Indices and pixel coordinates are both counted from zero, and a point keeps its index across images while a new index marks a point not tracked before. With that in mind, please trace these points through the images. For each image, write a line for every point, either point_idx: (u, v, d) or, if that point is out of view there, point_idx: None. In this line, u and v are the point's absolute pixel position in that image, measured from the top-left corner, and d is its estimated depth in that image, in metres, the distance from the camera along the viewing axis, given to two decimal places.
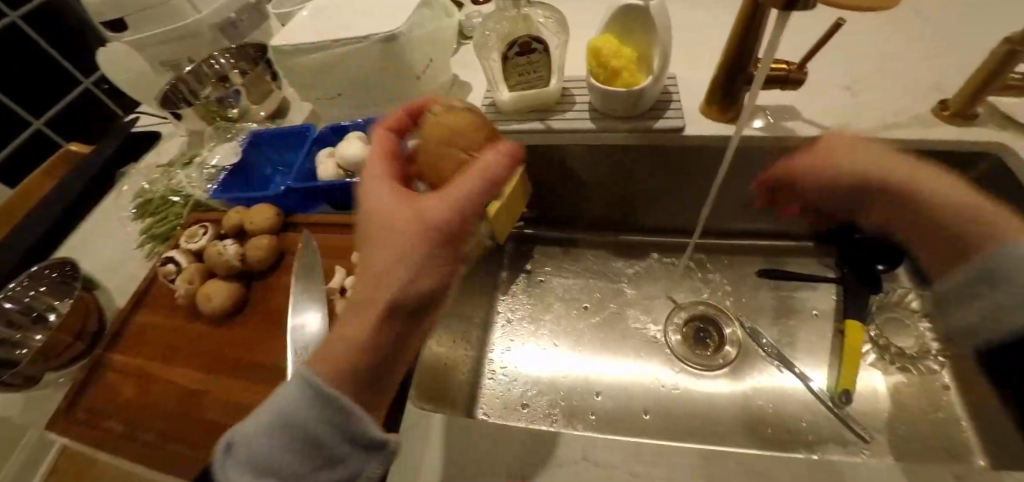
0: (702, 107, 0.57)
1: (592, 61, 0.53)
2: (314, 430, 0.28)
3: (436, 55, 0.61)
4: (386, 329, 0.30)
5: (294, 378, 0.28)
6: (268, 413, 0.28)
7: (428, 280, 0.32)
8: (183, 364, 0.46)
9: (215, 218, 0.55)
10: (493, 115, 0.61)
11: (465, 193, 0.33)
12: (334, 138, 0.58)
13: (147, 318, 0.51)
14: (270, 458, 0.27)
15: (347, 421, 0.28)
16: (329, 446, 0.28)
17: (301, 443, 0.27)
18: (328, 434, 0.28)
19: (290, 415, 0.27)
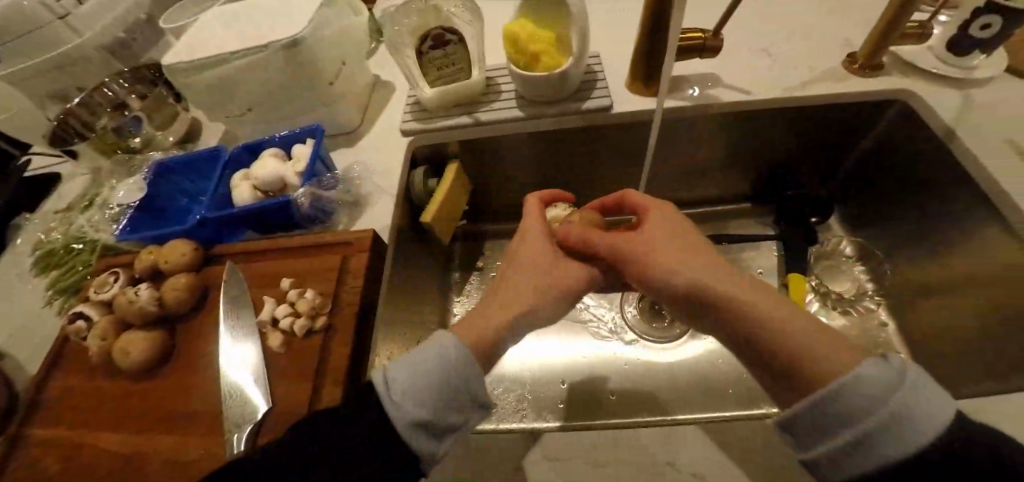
0: (628, 83, 0.57)
1: (510, 48, 0.51)
2: (454, 381, 0.32)
3: (347, 57, 0.57)
4: (502, 331, 0.35)
5: (442, 338, 0.33)
6: (422, 357, 0.32)
7: (551, 309, 0.38)
8: (107, 428, 0.42)
9: (127, 262, 0.50)
10: (418, 114, 0.58)
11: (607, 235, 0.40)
12: (250, 158, 0.54)
13: (62, 382, 0.46)
14: (419, 394, 0.31)
15: (470, 381, 0.33)
16: (456, 398, 0.32)
17: (438, 388, 0.31)
18: (457, 388, 0.32)
19: (445, 361, 0.32)
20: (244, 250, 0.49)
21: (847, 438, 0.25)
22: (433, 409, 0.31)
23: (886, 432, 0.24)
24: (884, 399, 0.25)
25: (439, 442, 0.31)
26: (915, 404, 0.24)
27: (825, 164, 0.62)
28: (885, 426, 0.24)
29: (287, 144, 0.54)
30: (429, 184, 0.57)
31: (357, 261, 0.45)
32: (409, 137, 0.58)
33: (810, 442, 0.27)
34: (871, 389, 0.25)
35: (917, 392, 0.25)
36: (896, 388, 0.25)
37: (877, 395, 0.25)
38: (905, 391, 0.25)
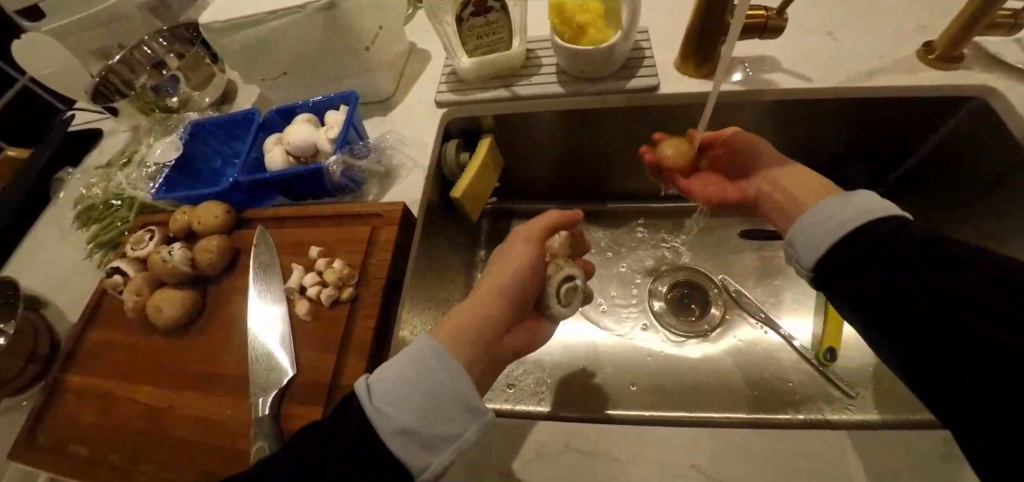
0: (677, 62, 0.53)
1: (555, 19, 0.49)
2: (440, 382, 0.31)
3: (385, 23, 0.55)
4: (464, 310, 0.37)
5: (418, 344, 0.33)
6: (405, 362, 0.32)
7: (503, 281, 0.39)
8: (142, 381, 0.43)
9: (163, 220, 0.51)
10: (454, 84, 0.56)
11: (544, 223, 0.44)
12: (283, 123, 0.53)
13: (101, 333, 0.47)
14: (396, 396, 0.30)
15: (453, 387, 0.31)
16: (442, 398, 0.31)
17: (422, 392, 0.30)
18: (440, 391, 0.31)
19: (421, 365, 0.31)
20: (274, 215, 0.49)
21: (832, 238, 0.34)
22: (416, 414, 0.30)
23: (840, 223, 0.34)
24: (851, 212, 0.34)
25: (430, 454, 0.30)
26: (869, 210, 0.33)
27: (882, 162, 0.58)
28: (852, 219, 0.33)
29: (320, 110, 0.53)
30: (460, 158, 0.56)
31: (386, 234, 0.45)
32: (444, 109, 0.56)
33: (801, 247, 0.36)
34: (842, 213, 0.34)
35: (862, 211, 0.33)
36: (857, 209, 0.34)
37: (842, 202, 0.35)
38: (860, 200, 0.34)
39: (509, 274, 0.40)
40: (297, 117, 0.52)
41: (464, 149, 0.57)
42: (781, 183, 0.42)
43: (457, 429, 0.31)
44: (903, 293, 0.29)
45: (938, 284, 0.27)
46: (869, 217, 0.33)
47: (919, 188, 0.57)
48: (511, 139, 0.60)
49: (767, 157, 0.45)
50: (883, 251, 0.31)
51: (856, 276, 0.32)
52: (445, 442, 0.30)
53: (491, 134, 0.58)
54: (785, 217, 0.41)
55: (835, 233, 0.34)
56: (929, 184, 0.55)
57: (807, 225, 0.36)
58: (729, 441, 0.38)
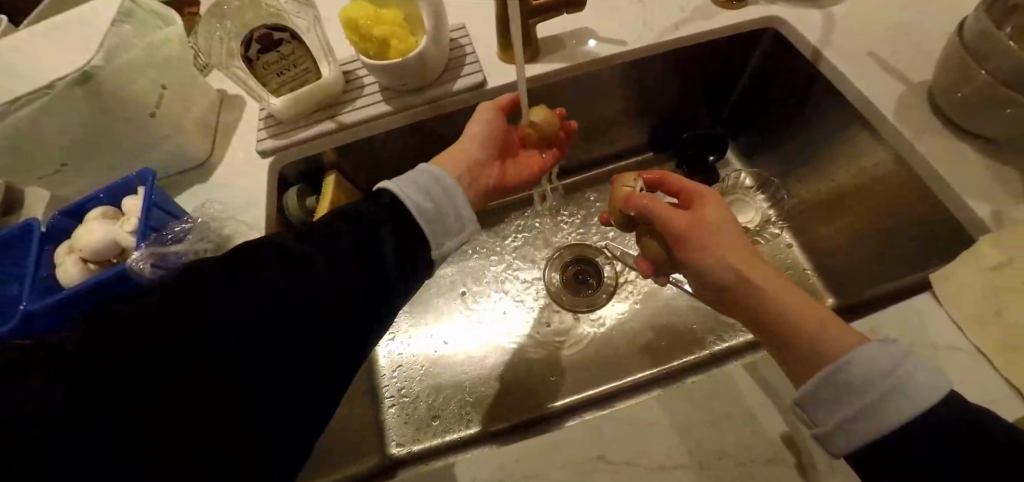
0: (498, 52, 0.52)
1: (353, 37, 0.45)
2: (446, 190, 0.39)
3: (167, 80, 0.48)
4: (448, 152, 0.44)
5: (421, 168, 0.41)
6: (416, 177, 0.40)
7: (479, 130, 0.45)
8: None
9: None
10: (275, 128, 0.51)
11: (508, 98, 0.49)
12: (74, 224, 0.45)
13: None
14: (417, 197, 0.38)
15: (455, 195, 0.40)
16: (450, 199, 0.39)
17: (435, 191, 0.39)
18: (445, 203, 0.39)
19: (428, 180, 0.39)
20: None
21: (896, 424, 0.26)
22: (433, 208, 0.39)
23: (887, 400, 0.27)
24: (902, 367, 0.27)
25: (442, 238, 0.39)
26: (918, 403, 0.26)
27: (712, 101, 0.62)
28: (897, 388, 0.27)
29: (117, 197, 0.45)
30: (306, 204, 0.52)
31: None
32: (269, 158, 0.51)
33: (823, 403, 0.29)
34: (897, 363, 0.27)
35: (914, 369, 0.27)
36: (904, 357, 0.27)
37: (898, 372, 0.27)
38: (909, 364, 0.27)
39: (480, 121, 0.45)
40: (88, 213, 0.43)
41: (311, 193, 0.54)
42: (780, 306, 0.32)
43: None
44: (921, 467, 0.26)
45: (991, 438, 0.26)
46: (925, 407, 0.26)
47: (745, 116, 0.62)
48: (358, 168, 0.56)
49: (739, 251, 0.36)
50: (920, 445, 0.26)
51: (885, 448, 0.27)
52: (451, 236, 0.39)
53: (334, 169, 0.54)
54: (806, 364, 0.30)
55: (880, 418, 0.27)
56: (754, 110, 0.60)
57: (836, 388, 0.28)
58: (640, 422, 0.38)
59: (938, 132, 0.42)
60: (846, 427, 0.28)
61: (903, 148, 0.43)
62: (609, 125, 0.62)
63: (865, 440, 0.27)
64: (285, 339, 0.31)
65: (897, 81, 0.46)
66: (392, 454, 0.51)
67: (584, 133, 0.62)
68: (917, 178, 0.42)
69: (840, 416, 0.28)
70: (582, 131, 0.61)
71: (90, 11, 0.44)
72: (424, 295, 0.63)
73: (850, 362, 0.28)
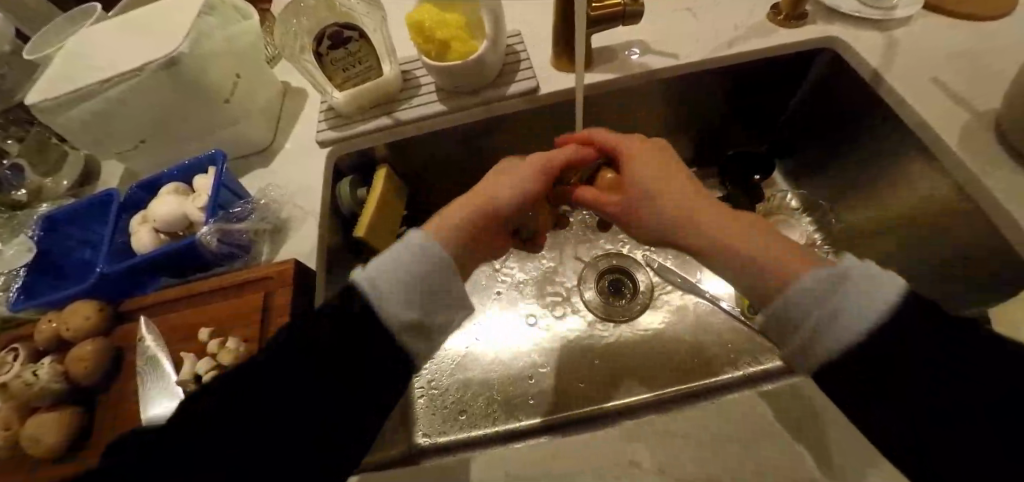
0: (553, 61, 0.53)
1: (417, 38, 0.47)
2: (444, 268, 0.32)
3: (241, 69, 0.51)
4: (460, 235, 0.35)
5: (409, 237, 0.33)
6: (404, 256, 0.31)
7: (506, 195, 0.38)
8: None
9: (28, 333, 0.44)
10: (334, 120, 0.54)
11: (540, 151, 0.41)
12: (147, 198, 0.48)
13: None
14: (409, 287, 0.31)
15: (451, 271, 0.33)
16: (446, 275, 0.32)
17: (427, 274, 0.32)
18: (454, 270, 0.33)
19: (418, 257, 0.31)
20: (157, 300, 0.44)
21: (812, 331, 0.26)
22: (427, 296, 0.32)
23: (835, 319, 0.26)
24: (844, 283, 0.26)
25: (448, 315, 0.33)
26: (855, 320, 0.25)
27: (761, 120, 0.62)
28: (830, 292, 0.26)
29: (188, 175, 0.48)
30: (357, 195, 0.54)
31: (281, 297, 0.41)
32: (327, 148, 0.53)
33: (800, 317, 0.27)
34: (820, 290, 0.26)
35: (854, 283, 0.26)
36: (845, 285, 0.26)
37: (836, 282, 0.26)
38: (841, 290, 0.26)
39: (512, 189, 0.38)
40: (162, 187, 0.47)
41: (362, 184, 0.56)
42: (730, 237, 0.30)
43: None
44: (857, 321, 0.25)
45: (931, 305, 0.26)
46: (872, 315, 0.25)
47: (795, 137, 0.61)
48: (407, 164, 0.58)
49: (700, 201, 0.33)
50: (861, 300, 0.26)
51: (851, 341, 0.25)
52: (455, 311, 0.33)
53: (384, 164, 0.56)
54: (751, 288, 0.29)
55: (829, 333, 0.26)
56: (805, 132, 0.59)
57: (783, 319, 0.28)
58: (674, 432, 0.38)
59: (1007, 167, 0.41)
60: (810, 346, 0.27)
61: (969, 183, 0.41)
62: None
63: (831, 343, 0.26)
64: (301, 391, 0.28)
65: (961, 111, 0.45)
66: (418, 443, 0.52)
67: None
68: (979, 213, 0.40)
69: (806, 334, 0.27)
70: None
71: (181, 2, 0.48)
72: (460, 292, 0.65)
73: (803, 292, 0.27)
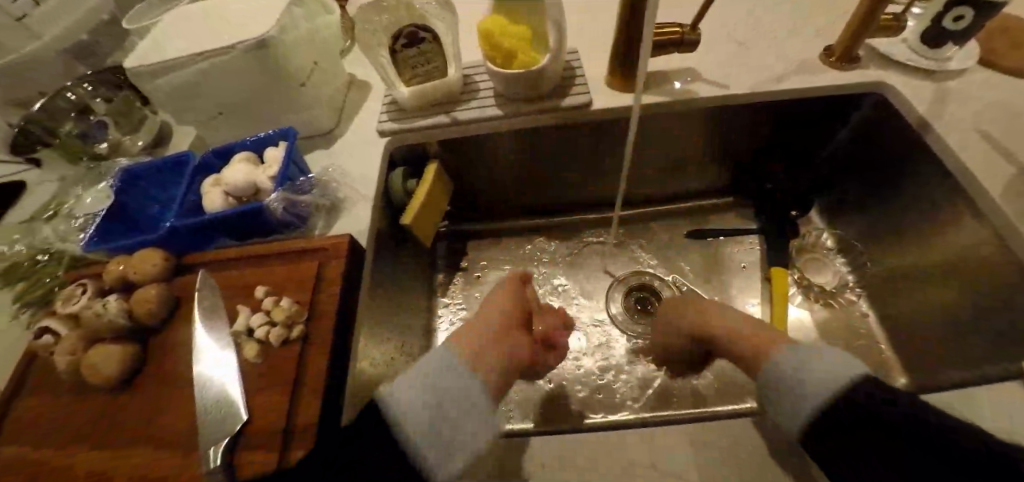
0: (608, 79, 0.56)
1: (485, 45, 0.50)
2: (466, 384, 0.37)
3: (318, 57, 0.55)
4: (479, 364, 0.39)
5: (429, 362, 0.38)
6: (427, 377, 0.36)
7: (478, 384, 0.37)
8: (63, 455, 0.39)
9: (97, 273, 0.48)
10: (395, 114, 0.57)
11: (478, 344, 0.40)
12: (219, 164, 0.52)
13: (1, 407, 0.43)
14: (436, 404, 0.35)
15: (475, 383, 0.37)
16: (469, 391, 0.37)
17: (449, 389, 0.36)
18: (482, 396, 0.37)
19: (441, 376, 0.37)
20: (218, 256, 0.47)
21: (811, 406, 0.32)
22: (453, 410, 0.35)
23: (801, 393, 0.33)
24: (814, 372, 0.33)
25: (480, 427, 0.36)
26: (819, 387, 0.32)
27: (802, 157, 0.63)
28: (806, 388, 0.33)
29: (259, 147, 0.52)
30: (407, 186, 0.57)
31: (333, 268, 0.44)
32: (386, 138, 0.57)
33: (785, 411, 0.34)
34: (787, 369, 0.35)
35: (806, 370, 0.34)
36: (801, 366, 0.34)
37: (800, 375, 0.34)
38: (809, 373, 0.33)
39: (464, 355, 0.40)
40: (234, 156, 0.50)
41: (412, 176, 0.59)
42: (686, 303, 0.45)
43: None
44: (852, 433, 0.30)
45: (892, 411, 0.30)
46: (829, 394, 0.32)
47: (836, 178, 0.63)
48: (457, 161, 0.61)
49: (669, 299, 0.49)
50: (836, 419, 0.31)
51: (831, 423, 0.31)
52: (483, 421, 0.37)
53: (435, 159, 0.59)
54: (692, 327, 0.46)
55: (802, 404, 0.33)
56: (846, 174, 0.61)
57: (782, 397, 0.34)
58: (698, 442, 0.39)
59: None
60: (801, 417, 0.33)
61: (1006, 228, 0.42)
62: (695, 163, 0.64)
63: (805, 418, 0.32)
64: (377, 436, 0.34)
65: (1007, 163, 0.45)
66: None
67: (671, 167, 0.64)
68: (1019, 263, 0.41)
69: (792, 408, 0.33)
70: (671, 165, 0.64)
71: None
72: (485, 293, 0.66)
73: (786, 371, 0.35)
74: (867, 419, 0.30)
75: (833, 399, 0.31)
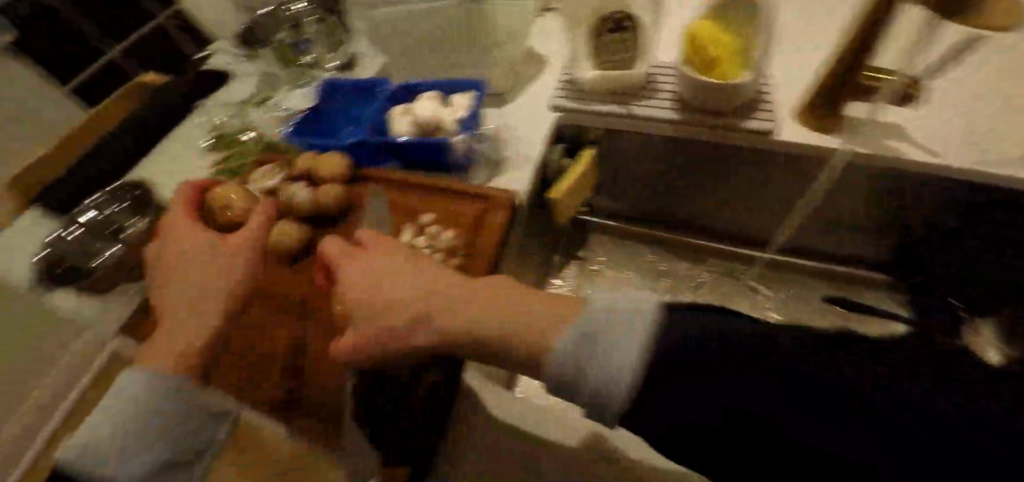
0: (798, 113, 0.54)
1: (689, 48, 0.51)
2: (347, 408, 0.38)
3: (518, 22, 0.58)
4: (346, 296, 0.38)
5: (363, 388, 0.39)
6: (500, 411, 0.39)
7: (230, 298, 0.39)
8: None
9: (287, 161, 0.55)
10: (572, 92, 0.59)
11: (219, 275, 0.39)
12: (406, 98, 0.55)
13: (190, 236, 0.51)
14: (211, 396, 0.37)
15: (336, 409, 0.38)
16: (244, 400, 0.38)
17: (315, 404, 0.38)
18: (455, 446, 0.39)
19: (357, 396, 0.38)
20: (389, 176, 0.52)
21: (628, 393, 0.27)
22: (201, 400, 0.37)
23: (607, 353, 0.27)
24: (623, 331, 0.28)
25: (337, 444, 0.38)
26: (625, 362, 0.27)
27: None
28: (627, 363, 0.27)
29: (446, 90, 0.54)
30: (562, 163, 0.58)
31: (495, 218, 0.46)
32: (556, 112, 0.59)
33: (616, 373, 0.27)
34: (618, 329, 0.28)
35: (640, 322, 0.28)
36: (632, 318, 0.28)
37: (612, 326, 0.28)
38: (641, 326, 0.27)
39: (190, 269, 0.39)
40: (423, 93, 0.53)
41: (567, 155, 0.60)
42: (483, 304, 0.33)
43: (206, 430, 0.34)
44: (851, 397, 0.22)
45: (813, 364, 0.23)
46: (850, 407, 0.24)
47: None
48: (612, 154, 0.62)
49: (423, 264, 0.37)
50: (711, 351, 0.25)
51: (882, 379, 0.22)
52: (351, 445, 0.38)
53: (593, 146, 0.61)
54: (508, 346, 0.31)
55: (624, 367, 0.27)
56: None
57: (586, 357, 0.28)
58: None
59: None
60: (599, 380, 0.27)
61: None
62: (856, 225, 0.60)
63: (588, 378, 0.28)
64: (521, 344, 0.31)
65: None
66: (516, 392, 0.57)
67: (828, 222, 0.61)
68: None
69: (572, 375, 0.28)
70: (828, 219, 0.60)
71: None
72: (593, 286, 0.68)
73: (609, 352, 0.27)
74: (895, 398, 0.21)
75: (658, 349, 0.26)
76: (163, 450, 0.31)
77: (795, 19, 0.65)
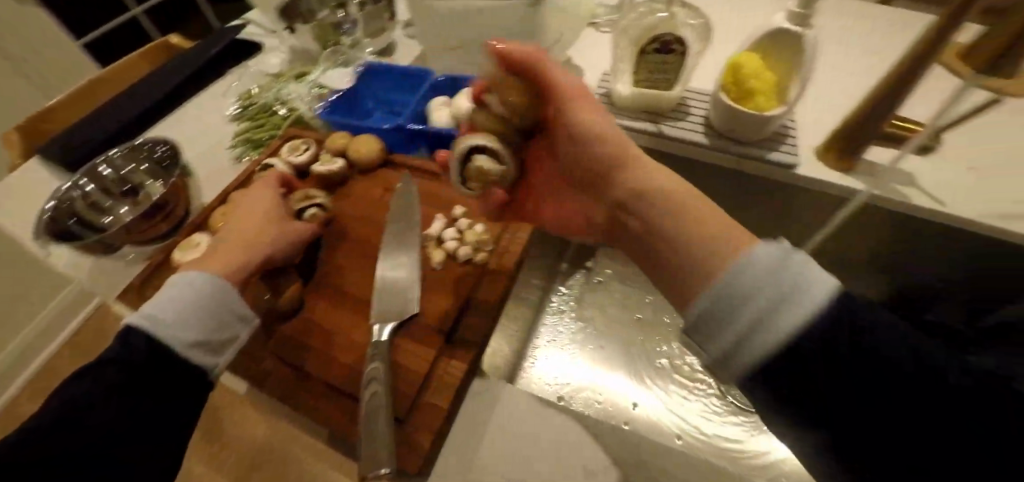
0: (819, 149, 0.56)
1: (728, 77, 0.52)
2: (214, 306, 0.36)
3: (565, 30, 0.58)
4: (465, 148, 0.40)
5: (198, 284, 0.36)
6: (177, 294, 0.35)
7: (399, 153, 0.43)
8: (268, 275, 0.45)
9: (318, 139, 0.55)
10: (604, 105, 0.60)
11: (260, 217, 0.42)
12: (446, 90, 0.57)
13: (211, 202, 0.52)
14: (209, 322, 0.35)
15: (199, 308, 0.35)
16: (217, 315, 0.36)
17: (200, 308, 0.35)
18: (229, 324, 0.36)
19: (200, 293, 0.36)
20: (421, 165, 0.52)
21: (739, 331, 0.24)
22: (203, 329, 0.34)
23: (770, 313, 0.23)
24: (778, 271, 0.24)
25: (212, 354, 0.35)
26: (780, 326, 0.23)
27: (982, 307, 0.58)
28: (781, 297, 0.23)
29: None
30: None
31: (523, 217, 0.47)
32: None
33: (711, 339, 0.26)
34: (761, 268, 0.24)
35: (796, 274, 0.23)
36: (782, 268, 0.24)
37: (772, 273, 0.24)
38: (782, 275, 0.24)
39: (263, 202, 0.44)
40: (463, 88, 0.55)
41: None
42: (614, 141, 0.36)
43: (237, 326, 0.37)
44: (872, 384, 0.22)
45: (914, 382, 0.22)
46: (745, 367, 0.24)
47: None
48: None
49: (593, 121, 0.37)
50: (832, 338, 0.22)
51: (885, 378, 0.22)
52: (221, 350, 0.35)
53: None
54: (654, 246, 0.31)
55: (769, 310, 0.23)
56: None
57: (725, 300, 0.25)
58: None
59: None
60: (764, 320, 0.24)
61: None
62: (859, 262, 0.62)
63: (755, 360, 0.24)
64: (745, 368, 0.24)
65: None
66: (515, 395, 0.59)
67: (833, 257, 0.62)
68: None
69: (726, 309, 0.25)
70: (833, 254, 0.62)
71: None
72: (601, 294, 0.69)
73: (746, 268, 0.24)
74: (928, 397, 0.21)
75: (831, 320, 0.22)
76: (207, 332, 0.34)
77: (843, 54, 0.64)
